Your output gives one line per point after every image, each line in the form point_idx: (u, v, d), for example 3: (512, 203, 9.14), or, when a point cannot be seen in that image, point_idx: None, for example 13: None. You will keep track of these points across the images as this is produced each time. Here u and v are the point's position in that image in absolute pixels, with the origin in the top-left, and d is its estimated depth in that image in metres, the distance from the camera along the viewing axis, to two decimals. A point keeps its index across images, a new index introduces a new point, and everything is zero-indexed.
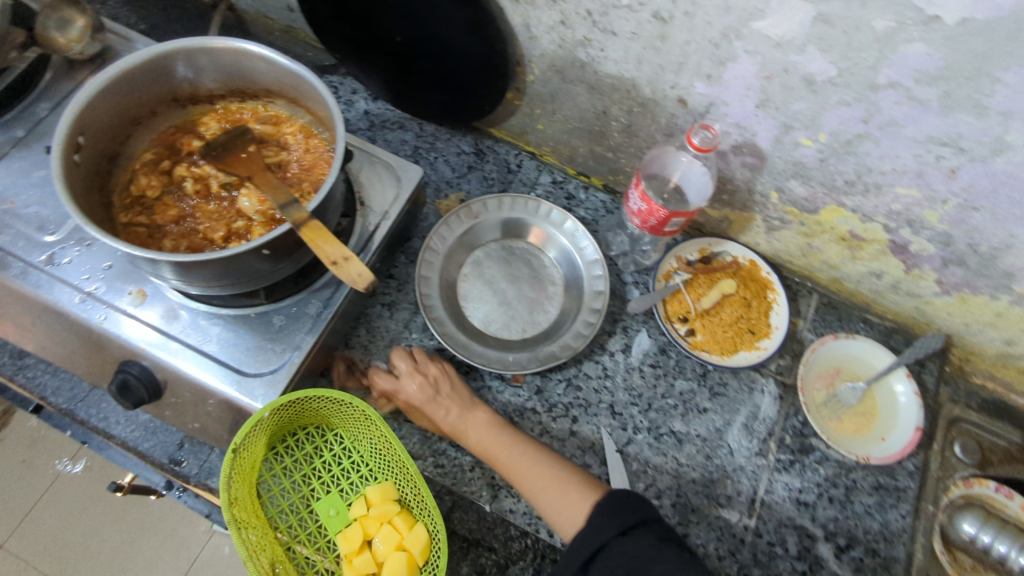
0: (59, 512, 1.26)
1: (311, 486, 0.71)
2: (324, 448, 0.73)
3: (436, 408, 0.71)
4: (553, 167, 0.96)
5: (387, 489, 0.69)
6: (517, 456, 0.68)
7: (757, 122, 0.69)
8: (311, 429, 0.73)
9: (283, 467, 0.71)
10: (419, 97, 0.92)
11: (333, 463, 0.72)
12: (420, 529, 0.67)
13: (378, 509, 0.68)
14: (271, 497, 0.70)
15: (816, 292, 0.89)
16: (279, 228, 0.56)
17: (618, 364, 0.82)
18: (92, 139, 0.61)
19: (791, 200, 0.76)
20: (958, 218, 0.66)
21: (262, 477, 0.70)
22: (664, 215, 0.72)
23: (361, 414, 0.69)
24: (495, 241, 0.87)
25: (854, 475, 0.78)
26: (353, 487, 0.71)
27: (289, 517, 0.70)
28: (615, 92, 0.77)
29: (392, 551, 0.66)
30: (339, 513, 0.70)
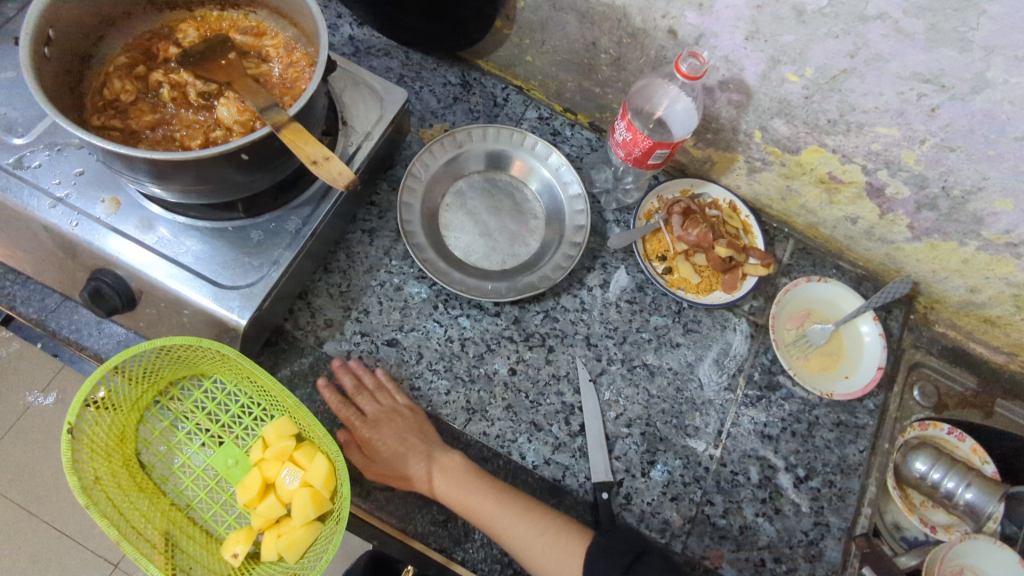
0: (33, 443, 1.18)
1: (201, 442, 0.72)
2: (205, 400, 0.73)
3: (492, 497, 0.67)
4: (540, 102, 0.95)
5: (282, 426, 0.69)
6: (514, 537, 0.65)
7: (745, 56, 0.69)
8: (185, 385, 0.73)
9: (168, 428, 0.72)
10: (402, 24, 0.87)
11: (219, 414, 0.72)
12: (320, 461, 0.66)
13: (275, 448, 0.68)
14: (158, 462, 0.71)
15: (792, 237, 0.91)
16: (259, 132, 0.55)
17: (595, 298, 0.83)
18: (62, 33, 0.59)
19: (774, 139, 0.77)
20: (934, 159, 0.67)
21: (142, 446, 0.71)
22: (649, 146, 0.72)
23: (221, 358, 0.68)
24: (479, 172, 0.86)
25: (816, 412, 0.81)
26: (247, 433, 0.72)
27: (185, 480, 0.71)
28: (605, 22, 0.75)
29: (297, 488, 0.66)
30: (237, 462, 0.71)
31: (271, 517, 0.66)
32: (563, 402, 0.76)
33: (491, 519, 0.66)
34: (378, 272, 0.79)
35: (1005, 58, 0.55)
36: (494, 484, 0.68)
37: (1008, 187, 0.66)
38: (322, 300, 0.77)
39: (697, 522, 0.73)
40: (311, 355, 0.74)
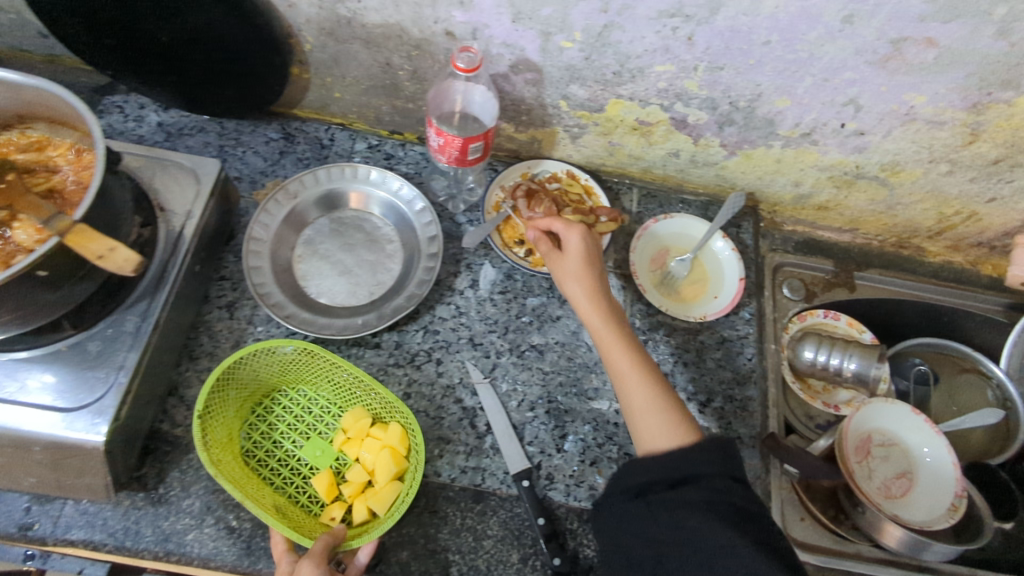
0: None
1: (290, 437, 0.74)
2: (298, 403, 0.76)
3: (637, 376, 0.69)
4: (365, 133, 0.95)
5: (357, 411, 0.73)
6: (655, 417, 0.65)
7: (520, 37, 0.72)
8: (277, 395, 0.76)
9: (263, 433, 0.73)
10: (214, 100, 0.89)
11: (304, 415, 0.75)
12: (395, 426, 0.72)
13: (354, 429, 0.72)
14: (259, 458, 0.72)
15: (635, 187, 0.95)
16: (48, 244, 0.53)
17: (469, 300, 0.84)
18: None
19: (578, 104, 0.81)
20: (712, 80, 0.73)
21: (245, 447, 0.72)
22: (462, 143, 0.74)
23: (307, 357, 0.73)
24: (322, 216, 0.86)
25: (701, 337, 0.86)
26: (329, 426, 0.75)
27: (280, 472, 0.72)
28: (388, 41, 0.77)
29: (378, 454, 0.70)
30: (325, 451, 0.73)
31: (359, 483, 0.70)
32: (464, 408, 0.78)
33: (629, 371, 0.69)
34: (245, 343, 0.77)
35: None
36: (597, 279, 0.74)
37: (779, 87, 0.73)
38: (195, 390, 0.74)
39: None
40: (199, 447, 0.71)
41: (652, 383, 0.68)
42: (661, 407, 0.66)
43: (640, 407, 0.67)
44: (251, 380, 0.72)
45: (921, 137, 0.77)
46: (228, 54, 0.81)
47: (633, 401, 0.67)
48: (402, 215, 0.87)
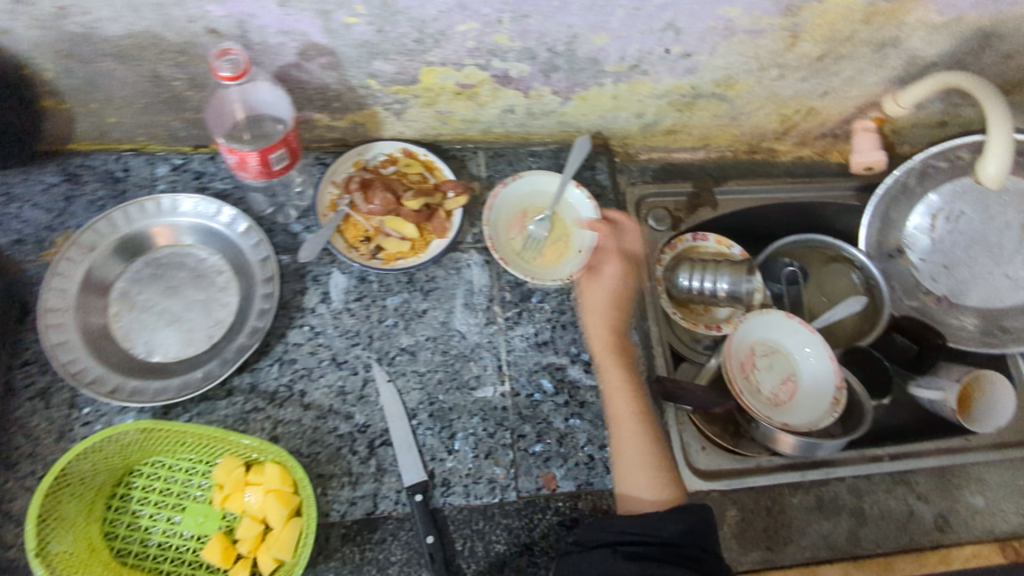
0: None
1: (164, 515, 0.65)
2: (161, 476, 0.66)
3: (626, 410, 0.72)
4: (165, 153, 0.83)
5: (226, 462, 0.65)
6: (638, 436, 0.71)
7: (295, 21, 0.63)
8: (133, 475, 0.66)
9: (130, 523, 0.64)
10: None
11: (171, 484, 0.66)
12: (270, 466, 0.63)
13: (228, 483, 0.64)
14: (138, 551, 0.63)
15: (480, 150, 0.89)
16: None
17: (324, 316, 0.77)
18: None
19: (388, 79, 0.73)
20: (521, 30, 0.67)
21: (117, 546, 0.63)
22: (260, 156, 0.66)
23: (140, 432, 0.63)
24: (132, 261, 0.76)
25: (575, 295, 0.83)
26: (203, 486, 0.66)
27: (167, 555, 0.63)
28: (145, 51, 0.66)
29: (261, 501, 0.62)
30: (208, 514, 0.65)
31: (254, 535, 0.62)
32: (340, 435, 0.71)
33: (626, 425, 0.72)
34: (73, 431, 0.67)
35: None
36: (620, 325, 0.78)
37: (592, 24, 0.67)
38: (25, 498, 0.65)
39: (520, 461, 0.72)
40: None
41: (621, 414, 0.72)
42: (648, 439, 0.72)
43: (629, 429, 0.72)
44: (91, 476, 0.62)
45: (746, 48, 0.75)
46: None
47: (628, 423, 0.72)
48: (224, 239, 0.78)
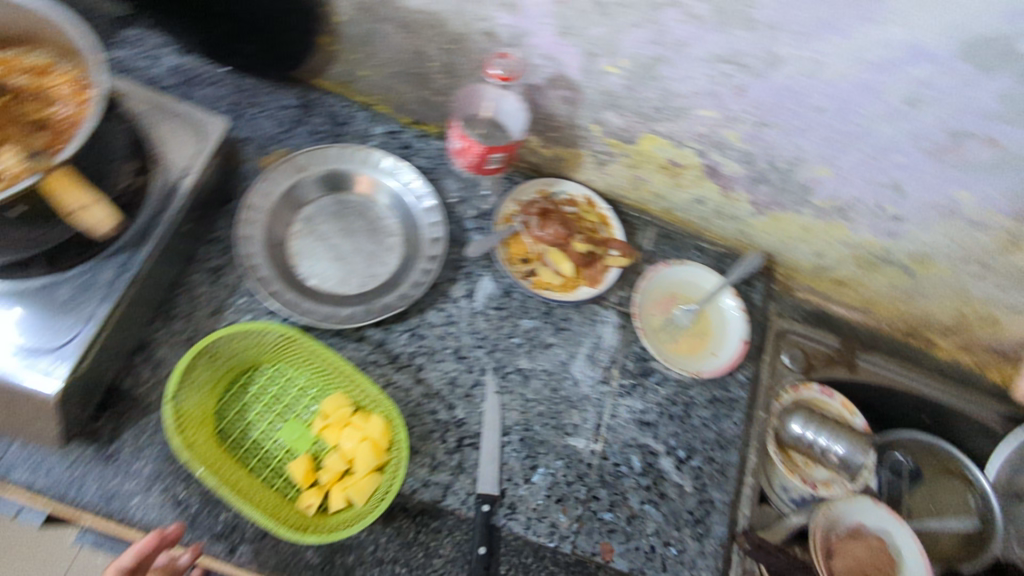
0: None
1: (268, 418, 0.70)
2: (278, 383, 0.72)
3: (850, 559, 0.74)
4: (386, 117, 0.91)
5: (339, 397, 0.69)
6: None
7: (562, 52, 0.69)
8: (256, 371, 0.72)
9: (239, 410, 0.70)
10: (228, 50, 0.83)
11: (284, 393, 0.71)
12: (377, 418, 0.67)
13: (334, 416, 0.68)
14: (235, 437, 0.68)
15: (653, 224, 0.93)
16: (31, 180, 0.50)
17: (462, 310, 0.81)
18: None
19: (612, 131, 0.77)
20: (754, 136, 0.70)
21: (220, 424, 0.68)
22: (483, 152, 0.72)
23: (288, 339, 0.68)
24: (325, 194, 0.83)
25: (691, 393, 0.82)
26: (308, 408, 0.71)
27: (256, 453, 0.68)
28: (426, 29, 0.72)
29: (356, 445, 0.66)
30: (303, 433, 0.69)
31: (336, 471, 0.66)
32: (437, 420, 0.75)
33: None
34: (224, 313, 0.73)
35: (789, 34, 0.57)
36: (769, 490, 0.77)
37: (823, 155, 0.70)
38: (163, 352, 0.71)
39: (585, 520, 0.72)
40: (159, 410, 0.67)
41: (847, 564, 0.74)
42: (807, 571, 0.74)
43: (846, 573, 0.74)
44: (231, 356, 0.69)
45: (957, 235, 0.74)
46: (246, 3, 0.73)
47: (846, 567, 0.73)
48: (407, 209, 0.84)
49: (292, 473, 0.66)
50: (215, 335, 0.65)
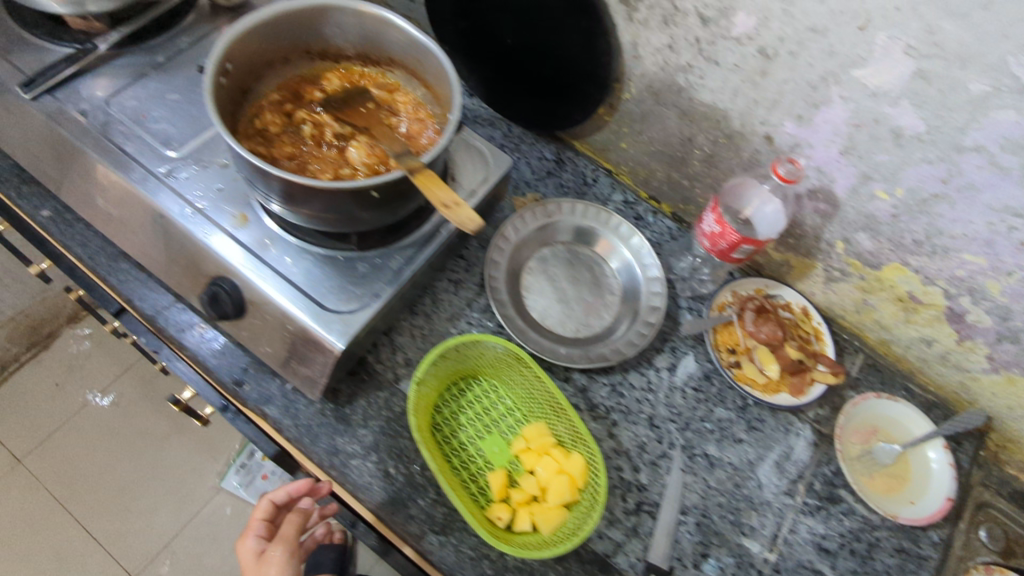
0: (89, 439, 1.55)
1: (475, 426, 0.77)
2: (488, 397, 0.80)
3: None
4: (626, 187, 0.98)
5: (543, 426, 0.76)
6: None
7: (837, 169, 0.72)
8: (472, 381, 0.80)
9: (452, 411, 0.78)
10: (512, 100, 0.95)
11: (492, 408, 0.79)
12: (577, 457, 0.72)
13: (536, 442, 0.75)
14: (445, 434, 0.76)
15: (862, 351, 0.91)
16: (394, 174, 0.60)
17: (662, 380, 0.85)
18: (237, 72, 0.66)
19: (856, 252, 0.79)
20: (1019, 292, 0.69)
21: (436, 420, 0.77)
22: (736, 240, 0.75)
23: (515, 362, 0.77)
24: (563, 243, 0.91)
25: (877, 534, 0.79)
26: (510, 428, 0.78)
27: (460, 454, 0.76)
28: (705, 121, 0.79)
29: (553, 475, 0.72)
30: (502, 450, 0.76)
31: (529, 493, 0.72)
32: (621, 478, 0.78)
33: None
34: (458, 321, 0.84)
35: None
36: None
37: None
38: (404, 339, 0.81)
39: None
40: (388, 391, 0.78)
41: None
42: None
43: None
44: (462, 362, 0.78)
45: None
46: (554, 62, 0.84)
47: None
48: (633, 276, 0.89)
49: (491, 484, 0.73)
50: (460, 339, 0.74)
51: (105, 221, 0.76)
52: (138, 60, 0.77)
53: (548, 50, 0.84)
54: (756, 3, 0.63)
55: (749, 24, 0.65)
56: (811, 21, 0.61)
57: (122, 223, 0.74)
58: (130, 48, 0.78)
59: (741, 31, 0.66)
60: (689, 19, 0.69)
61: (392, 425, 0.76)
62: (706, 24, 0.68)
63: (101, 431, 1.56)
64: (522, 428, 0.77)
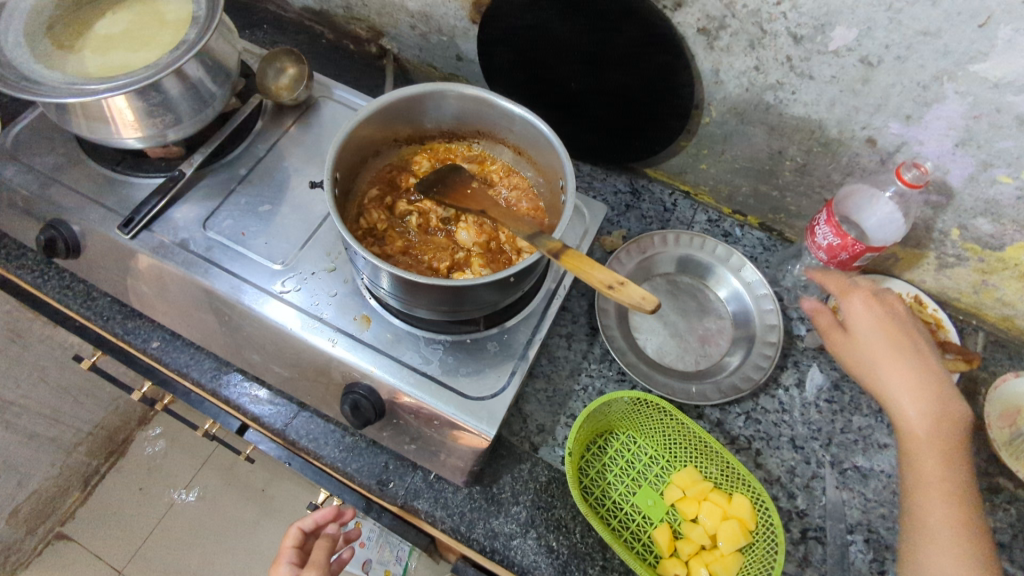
0: (175, 540, 1.46)
1: (623, 482, 0.76)
2: (628, 448, 0.78)
3: (951, 456, 0.64)
4: (708, 206, 0.97)
5: (695, 471, 0.74)
6: (928, 382, 0.66)
7: (952, 160, 0.70)
8: (608, 435, 0.78)
9: (597, 471, 0.76)
10: (574, 137, 0.94)
11: (635, 459, 0.77)
12: (741, 499, 0.71)
13: (694, 489, 0.73)
14: (596, 496, 0.74)
15: (982, 329, 0.89)
16: (535, 256, 0.59)
17: (794, 398, 0.83)
18: (344, 176, 0.67)
19: (974, 237, 0.77)
20: None
21: (583, 482, 0.75)
22: (859, 249, 0.74)
23: (655, 411, 0.75)
24: (661, 275, 0.90)
25: None
26: (659, 477, 0.76)
27: (616, 513, 0.74)
28: (797, 133, 0.77)
29: (721, 522, 0.71)
30: (657, 502, 0.74)
31: (699, 543, 0.71)
32: (780, 507, 0.76)
33: None
34: (580, 375, 0.82)
35: None
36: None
37: None
38: (531, 405, 0.80)
39: None
40: (529, 461, 0.76)
41: (926, 520, 0.63)
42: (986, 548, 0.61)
43: (943, 408, 0.65)
44: (599, 420, 0.76)
45: None
46: (629, 99, 0.83)
47: (930, 526, 0.62)
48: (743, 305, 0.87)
49: (659, 541, 0.71)
50: (601, 399, 0.72)
51: (222, 342, 0.76)
52: (224, 177, 0.78)
53: (622, 89, 0.83)
54: (858, 16, 0.62)
55: (850, 36, 0.64)
56: (922, 25, 0.60)
57: (242, 344, 0.74)
58: (214, 167, 0.78)
59: (839, 44, 0.65)
60: (780, 40, 0.68)
61: (540, 497, 0.74)
62: (798, 42, 0.67)
63: (194, 531, 1.47)
64: (672, 476, 0.75)
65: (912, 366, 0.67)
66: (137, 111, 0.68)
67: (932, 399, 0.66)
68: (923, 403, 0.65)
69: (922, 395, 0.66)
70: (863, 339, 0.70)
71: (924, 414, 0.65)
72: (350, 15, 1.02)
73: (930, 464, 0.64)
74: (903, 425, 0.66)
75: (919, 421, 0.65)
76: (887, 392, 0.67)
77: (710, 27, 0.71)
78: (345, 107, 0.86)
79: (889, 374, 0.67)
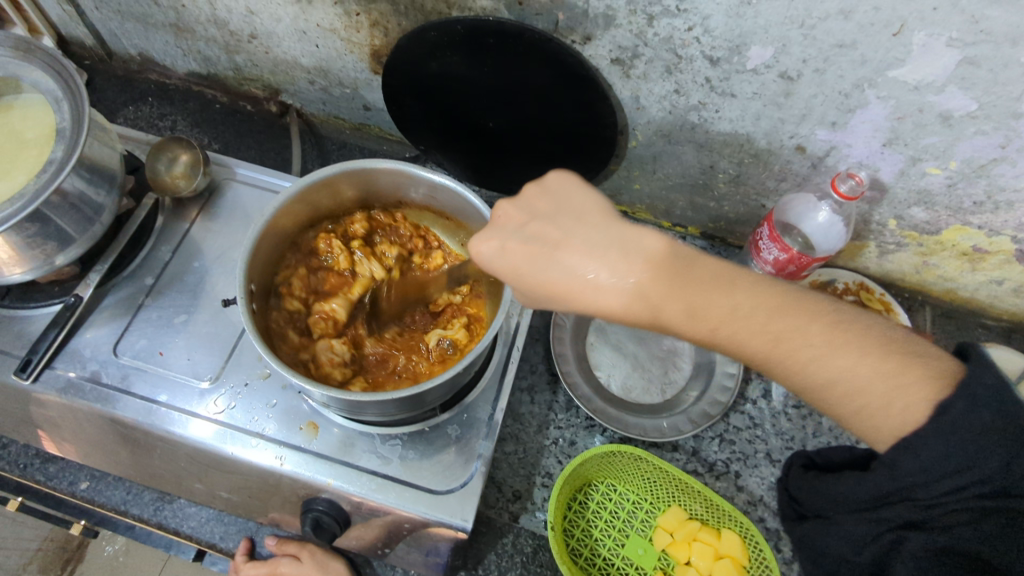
0: None
1: (610, 536, 0.74)
2: (609, 498, 0.77)
3: (798, 315, 0.49)
4: (647, 222, 0.94)
5: (679, 512, 0.74)
6: (616, 244, 0.50)
7: (882, 159, 0.69)
8: (588, 488, 0.77)
9: (582, 529, 0.74)
10: (498, 172, 0.89)
11: (619, 509, 0.76)
12: (730, 534, 0.71)
13: (682, 532, 0.73)
14: (587, 557, 0.73)
15: (928, 304, 0.90)
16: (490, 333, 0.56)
17: (763, 411, 0.82)
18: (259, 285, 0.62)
19: (911, 225, 0.77)
20: None
21: (571, 545, 0.73)
22: (806, 262, 0.76)
23: (631, 460, 0.74)
24: None
25: None
26: (644, 523, 0.75)
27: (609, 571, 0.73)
28: (726, 147, 0.75)
29: (714, 563, 0.71)
30: (648, 549, 0.74)
31: None
32: (768, 528, 0.76)
33: None
34: (548, 430, 0.79)
35: None
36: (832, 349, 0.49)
37: None
38: (504, 471, 0.77)
39: None
40: (510, 532, 0.74)
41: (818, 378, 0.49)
42: (895, 337, 0.49)
43: (659, 303, 0.49)
44: (576, 478, 0.74)
45: None
46: (548, 132, 0.79)
47: (823, 375, 0.49)
48: None
49: None
50: (575, 460, 0.70)
51: (163, 470, 0.70)
52: (130, 291, 0.71)
53: (540, 122, 0.78)
54: (772, 35, 0.59)
55: (766, 55, 0.62)
56: (837, 38, 0.58)
57: (183, 473, 0.69)
58: (116, 283, 0.71)
59: (756, 63, 0.63)
60: (696, 63, 0.65)
61: (529, 568, 0.72)
62: (716, 64, 0.65)
63: None
64: (657, 520, 0.75)
65: (635, 278, 0.49)
66: (15, 246, 0.60)
67: (652, 268, 0.49)
68: (611, 263, 0.50)
69: (637, 266, 0.49)
70: (550, 206, 0.53)
71: (735, 303, 0.50)
72: (241, 76, 0.94)
73: (758, 323, 0.49)
74: (587, 300, 0.50)
75: (648, 289, 0.49)
76: (567, 296, 0.50)
77: (624, 58, 0.68)
78: (251, 187, 0.79)
79: (563, 262, 0.50)
